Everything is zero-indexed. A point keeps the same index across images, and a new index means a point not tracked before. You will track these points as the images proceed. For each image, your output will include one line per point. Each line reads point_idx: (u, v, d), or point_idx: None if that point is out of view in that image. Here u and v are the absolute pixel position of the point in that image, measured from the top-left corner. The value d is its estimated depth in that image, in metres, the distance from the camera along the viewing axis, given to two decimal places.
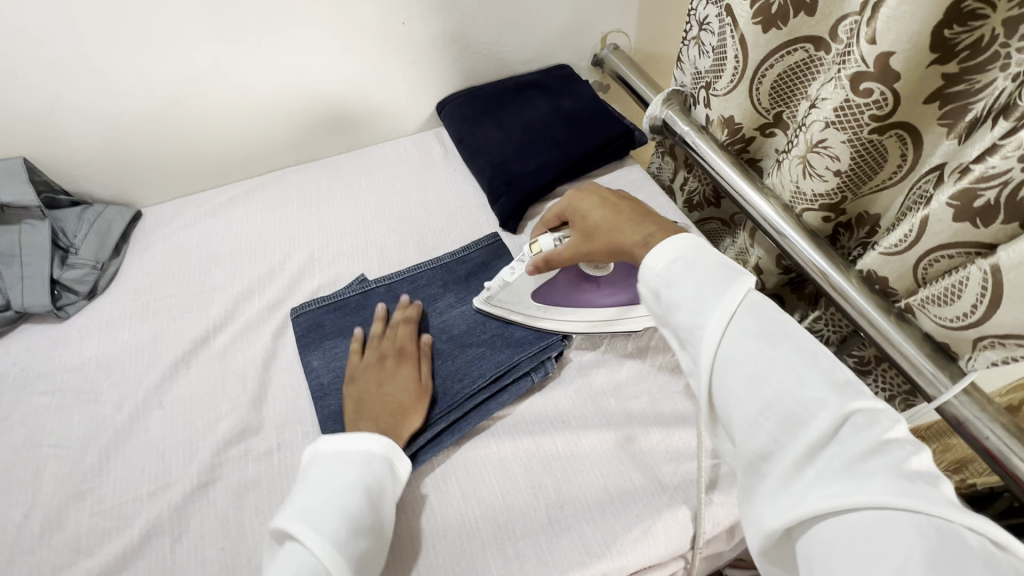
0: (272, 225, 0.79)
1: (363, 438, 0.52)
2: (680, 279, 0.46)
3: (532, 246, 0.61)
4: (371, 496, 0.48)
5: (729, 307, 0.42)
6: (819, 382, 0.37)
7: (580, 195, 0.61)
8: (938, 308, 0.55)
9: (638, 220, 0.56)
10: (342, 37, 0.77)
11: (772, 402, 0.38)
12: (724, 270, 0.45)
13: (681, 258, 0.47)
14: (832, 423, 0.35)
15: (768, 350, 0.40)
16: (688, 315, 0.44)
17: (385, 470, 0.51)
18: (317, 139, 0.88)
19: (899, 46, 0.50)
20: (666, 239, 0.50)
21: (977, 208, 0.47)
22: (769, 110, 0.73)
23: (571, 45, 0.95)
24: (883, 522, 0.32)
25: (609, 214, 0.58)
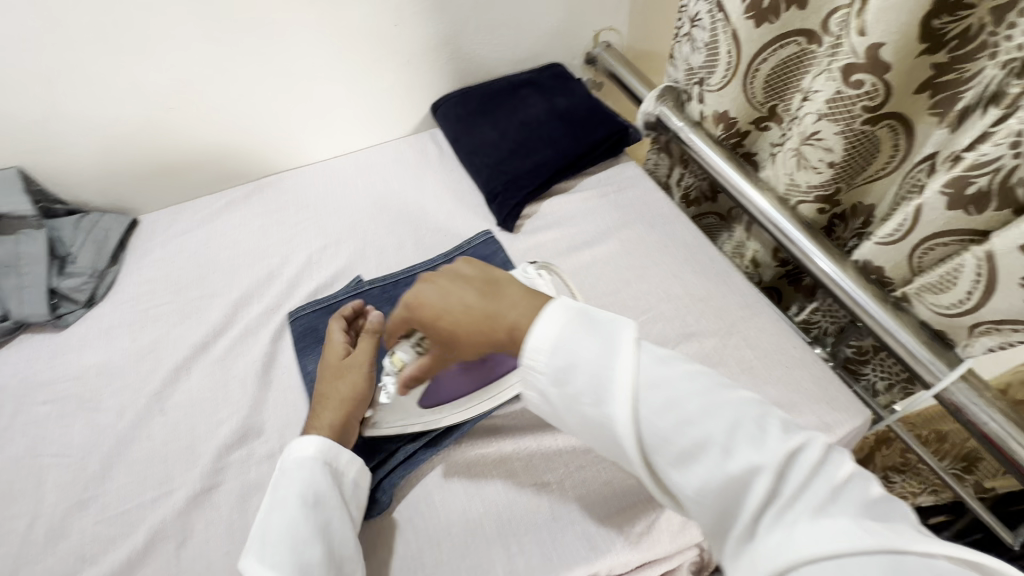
0: (270, 229, 0.79)
1: (295, 447, 0.51)
2: (572, 373, 0.40)
3: (393, 359, 0.52)
4: (311, 503, 0.47)
5: (629, 383, 0.38)
6: (741, 443, 0.35)
7: (417, 285, 0.49)
8: (934, 296, 0.55)
9: (495, 309, 0.44)
10: (335, 39, 0.78)
11: (708, 481, 0.35)
12: (603, 334, 0.40)
13: (560, 344, 0.40)
14: (768, 487, 0.34)
15: (687, 428, 0.37)
16: (593, 407, 0.39)
17: (321, 471, 0.49)
18: (312, 143, 0.89)
19: (888, 37, 0.50)
20: (537, 324, 0.41)
21: (969, 197, 0.48)
22: (763, 104, 0.74)
23: (564, 43, 0.95)
24: (829, 569, 0.31)
25: (455, 307, 0.46)
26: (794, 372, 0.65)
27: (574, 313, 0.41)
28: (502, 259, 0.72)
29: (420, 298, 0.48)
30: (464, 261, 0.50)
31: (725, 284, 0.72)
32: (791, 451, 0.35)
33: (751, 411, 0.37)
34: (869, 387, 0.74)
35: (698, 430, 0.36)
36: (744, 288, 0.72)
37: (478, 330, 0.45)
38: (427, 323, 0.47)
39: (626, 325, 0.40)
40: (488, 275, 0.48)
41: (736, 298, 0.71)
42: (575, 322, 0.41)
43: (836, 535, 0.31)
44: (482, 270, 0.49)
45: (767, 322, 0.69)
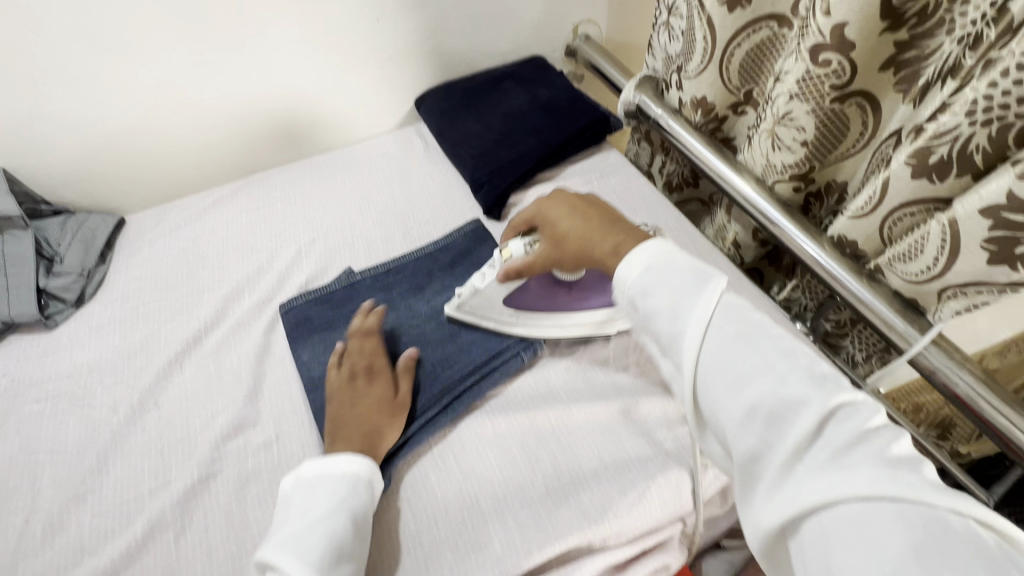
0: (258, 225, 0.79)
1: (345, 461, 0.52)
2: (654, 287, 0.45)
3: (502, 251, 0.60)
4: (356, 521, 0.49)
5: (708, 311, 0.42)
6: (801, 380, 0.38)
7: (546, 202, 0.59)
8: (904, 264, 0.57)
9: (608, 229, 0.53)
10: (317, 37, 0.78)
11: (758, 403, 0.38)
12: (696, 271, 0.45)
13: (652, 269, 0.46)
14: (815, 421, 0.36)
15: (751, 353, 0.41)
16: (668, 324, 0.44)
17: (366, 493, 0.51)
18: (298, 140, 0.89)
19: (851, 16, 0.52)
20: (637, 248, 0.49)
21: (932, 165, 0.49)
22: (739, 88, 0.77)
23: (544, 36, 0.97)
24: (875, 510, 0.32)
25: (576, 220, 0.55)
26: None
27: (675, 251, 0.48)
28: (490, 245, 0.73)
29: (550, 208, 0.58)
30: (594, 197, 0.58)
31: (707, 264, 0.74)
32: (841, 402, 0.37)
33: (805, 363, 0.40)
34: (848, 359, 0.77)
35: (756, 361, 0.40)
36: (726, 267, 0.75)
37: (586, 241, 0.53)
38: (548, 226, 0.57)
39: (718, 279, 0.44)
40: (611, 211, 0.56)
41: (718, 278, 0.73)
42: (678, 256, 0.47)
43: (892, 481, 0.32)
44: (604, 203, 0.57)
45: (749, 299, 0.71)
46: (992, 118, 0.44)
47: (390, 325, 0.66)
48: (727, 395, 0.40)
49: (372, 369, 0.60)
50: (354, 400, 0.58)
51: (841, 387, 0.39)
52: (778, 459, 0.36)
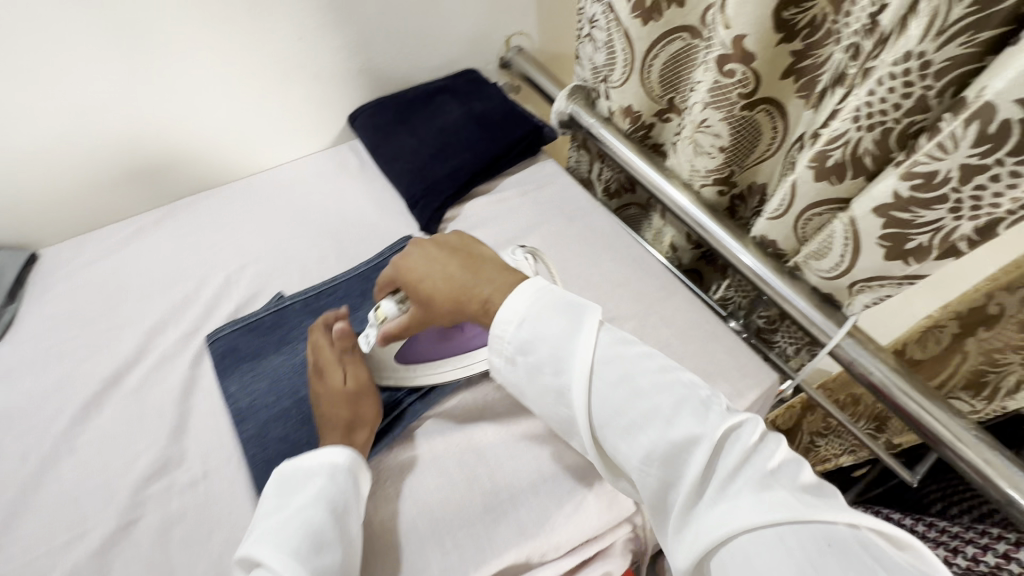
0: (184, 252, 0.76)
1: (325, 453, 0.51)
2: (535, 345, 0.47)
3: (376, 313, 0.56)
4: (336, 511, 0.47)
5: (587, 364, 0.45)
6: (687, 418, 0.41)
7: (401, 255, 0.56)
8: (818, 262, 0.60)
9: (472, 280, 0.52)
10: (237, 55, 0.76)
11: (654, 448, 0.41)
12: (569, 317, 0.47)
13: (524, 321, 0.47)
14: (704, 458, 0.39)
15: (638, 400, 0.43)
16: (554, 376, 0.46)
17: (348, 482, 0.50)
18: (226, 162, 0.86)
19: (749, 29, 0.54)
20: (507, 297, 0.49)
21: (830, 167, 0.52)
22: (662, 97, 0.79)
23: (476, 50, 0.97)
24: (761, 537, 0.35)
25: (435, 274, 0.53)
26: (709, 346, 0.68)
27: (545, 293, 0.49)
28: None
29: (410, 262, 0.55)
30: (449, 238, 0.58)
31: (642, 269, 0.76)
32: (727, 430, 0.40)
33: (695, 391, 0.43)
34: (782, 352, 0.80)
35: (644, 403, 0.42)
36: (660, 271, 0.76)
37: (458, 296, 0.52)
38: (413, 284, 0.54)
39: (591, 314, 0.46)
40: (472, 251, 0.55)
41: (653, 282, 0.75)
42: (546, 300, 0.48)
43: (770, 507, 0.36)
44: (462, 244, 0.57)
45: (683, 301, 0.73)
46: (874, 124, 0.46)
47: None
48: (628, 443, 0.43)
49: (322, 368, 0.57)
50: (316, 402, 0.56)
51: (723, 411, 0.41)
52: (679, 499, 0.39)
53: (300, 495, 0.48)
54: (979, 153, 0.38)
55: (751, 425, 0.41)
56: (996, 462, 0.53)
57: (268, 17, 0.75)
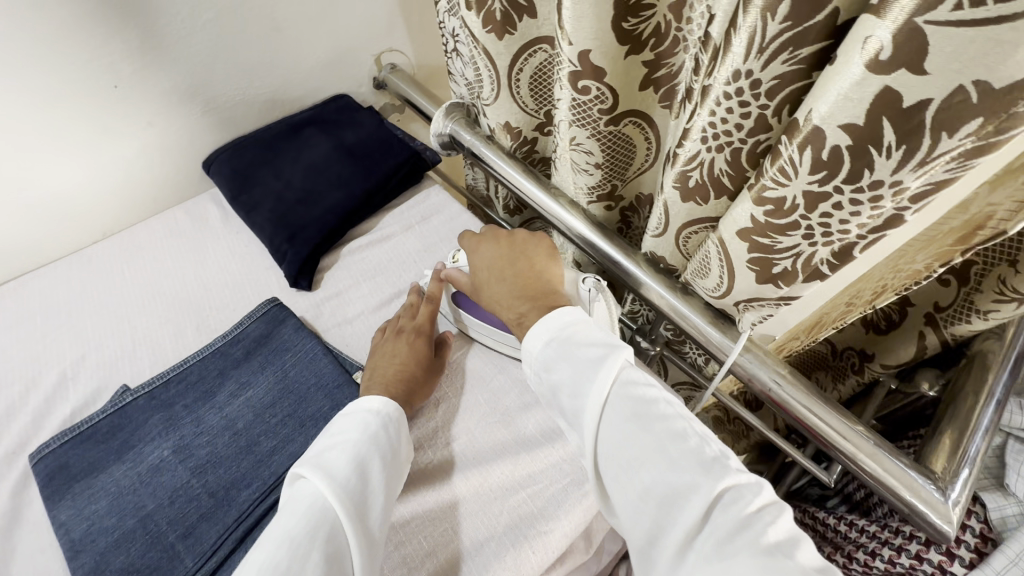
0: (10, 349, 0.66)
1: (378, 400, 0.53)
2: (558, 364, 0.48)
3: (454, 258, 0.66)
4: (383, 457, 0.49)
5: (603, 392, 0.45)
6: (690, 465, 0.40)
7: (475, 247, 0.62)
8: (702, 280, 0.56)
9: (513, 296, 0.56)
10: (40, 114, 0.65)
11: (651, 486, 0.41)
12: (601, 350, 0.47)
13: (551, 343, 0.50)
14: (700, 510, 0.38)
15: (646, 437, 0.42)
16: (570, 398, 0.47)
17: (396, 436, 0.52)
18: (59, 232, 0.75)
19: (592, 44, 0.49)
20: (542, 319, 0.52)
21: (693, 188, 0.48)
22: (538, 110, 0.74)
23: (342, 73, 0.89)
24: None
25: (492, 278, 0.59)
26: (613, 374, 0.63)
27: (577, 322, 0.51)
28: (290, 325, 0.64)
29: (482, 252, 0.61)
30: (530, 240, 0.61)
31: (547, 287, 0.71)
32: (729, 486, 0.39)
33: (707, 443, 0.42)
34: (694, 363, 0.77)
35: (650, 440, 0.42)
36: None
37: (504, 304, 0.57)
38: (478, 265, 0.61)
39: (622, 350, 0.47)
40: (538, 270, 0.58)
41: None
42: (576, 328, 0.50)
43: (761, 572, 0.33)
44: (532, 251, 0.59)
45: None
46: (722, 144, 0.42)
47: (172, 449, 0.55)
48: (629, 476, 0.42)
49: (422, 331, 0.63)
50: (393, 353, 0.60)
51: (733, 468, 0.40)
52: (671, 542, 0.38)
53: (352, 432, 0.50)
54: (818, 180, 0.34)
55: (757, 487, 0.39)
56: (884, 459, 0.52)
57: (69, 67, 0.64)
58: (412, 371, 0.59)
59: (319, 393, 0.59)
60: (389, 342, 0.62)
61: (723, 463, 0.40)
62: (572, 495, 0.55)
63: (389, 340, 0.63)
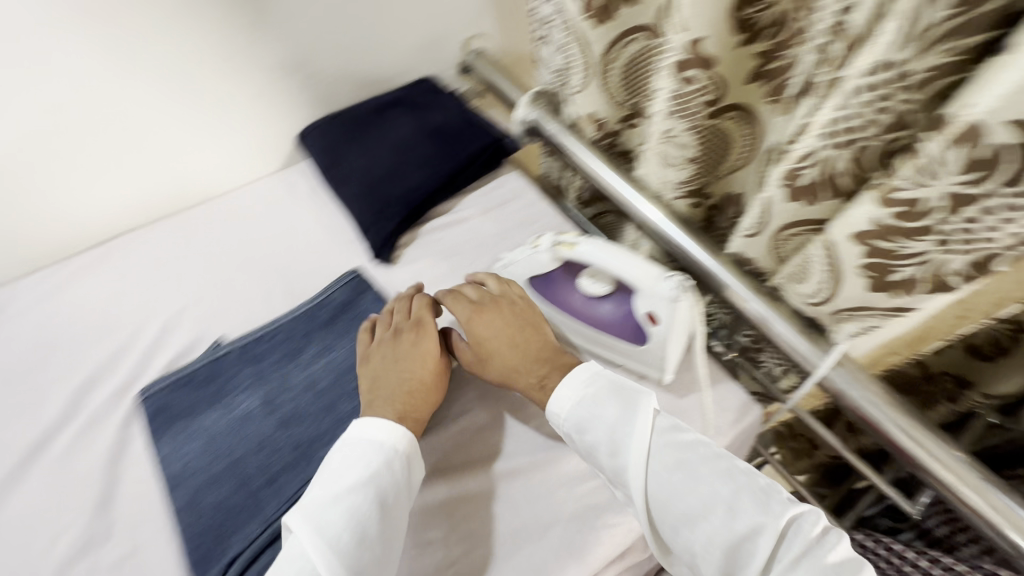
0: (120, 297, 0.71)
1: (381, 429, 0.50)
2: (592, 426, 0.49)
3: (534, 242, 0.63)
4: (382, 503, 0.46)
5: (644, 445, 0.47)
6: (748, 508, 0.42)
7: (475, 314, 0.58)
8: (799, 284, 0.55)
9: (532, 360, 0.56)
10: (168, 80, 0.71)
11: (714, 536, 0.42)
12: (630, 403, 0.49)
13: (585, 399, 0.50)
14: (770, 545, 0.41)
15: (697, 485, 0.44)
16: (610, 458, 0.48)
17: (399, 471, 0.48)
18: (167, 192, 0.81)
19: (705, 31, 0.48)
20: (567, 376, 0.53)
21: (802, 188, 0.45)
22: (625, 101, 0.70)
23: (431, 57, 0.91)
24: None
25: (505, 345, 0.56)
26: (687, 373, 0.61)
27: (602, 378, 0.52)
28: (371, 296, 0.67)
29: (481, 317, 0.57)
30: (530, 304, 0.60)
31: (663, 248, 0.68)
32: (789, 519, 0.42)
33: (754, 478, 0.45)
34: (769, 373, 0.73)
35: (703, 488, 0.44)
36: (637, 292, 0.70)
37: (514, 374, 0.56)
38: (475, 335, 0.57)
39: (647, 397, 0.49)
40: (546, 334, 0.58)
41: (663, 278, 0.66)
42: (603, 385, 0.51)
43: None
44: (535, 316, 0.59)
45: None
46: (848, 141, 0.40)
47: (261, 403, 0.58)
48: (687, 528, 0.44)
49: (422, 325, 0.58)
50: (399, 359, 0.56)
51: (784, 499, 0.43)
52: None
53: (352, 471, 0.48)
54: (968, 180, 0.33)
55: (808, 515, 0.43)
56: (1000, 504, 0.48)
57: (197, 38, 0.69)
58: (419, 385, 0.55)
59: None
60: (388, 347, 0.57)
61: (776, 495, 0.44)
62: None
63: (386, 343, 0.57)
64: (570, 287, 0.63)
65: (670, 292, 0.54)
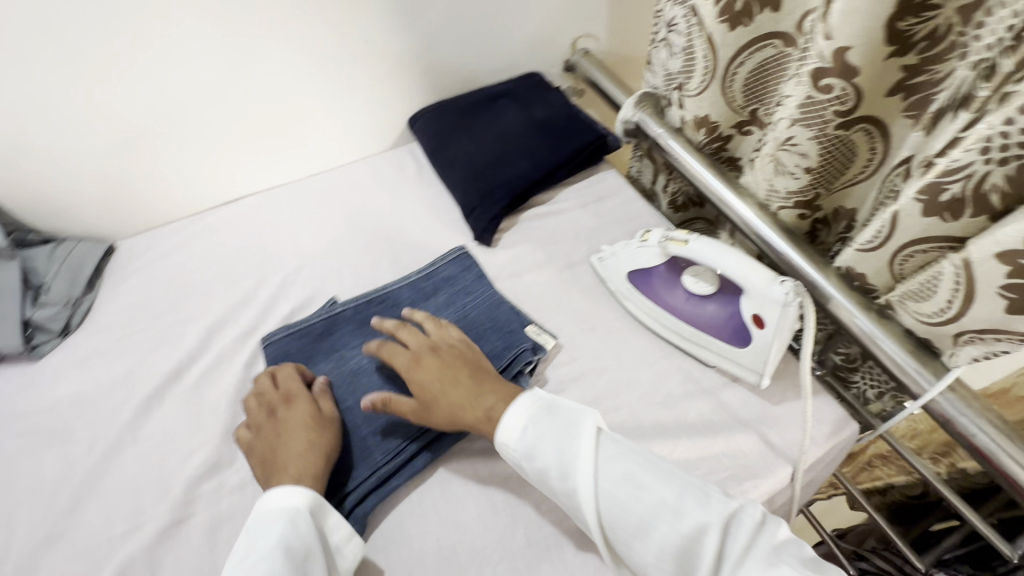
0: (245, 251, 0.78)
1: (281, 495, 0.49)
2: (538, 449, 0.48)
3: (643, 236, 0.66)
4: (296, 562, 0.44)
5: (590, 463, 0.46)
6: (690, 510, 0.43)
7: (414, 361, 0.57)
8: (916, 304, 0.53)
9: (474, 392, 0.54)
10: (309, 57, 0.77)
11: (665, 542, 0.42)
12: (573, 422, 0.49)
13: (530, 427, 0.50)
14: (717, 542, 0.41)
15: (641, 494, 0.44)
16: (560, 481, 0.47)
17: (308, 527, 0.47)
18: (288, 162, 0.87)
19: (853, 41, 0.48)
20: (511, 405, 0.52)
21: (943, 203, 0.46)
22: (744, 108, 0.72)
23: (540, 55, 0.95)
24: None
25: (448, 387, 0.55)
26: (783, 383, 0.62)
27: (540, 403, 0.51)
28: (475, 274, 0.70)
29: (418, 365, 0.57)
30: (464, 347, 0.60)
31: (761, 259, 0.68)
32: (730, 514, 0.43)
33: (694, 481, 0.45)
34: (859, 395, 0.71)
35: (649, 495, 0.44)
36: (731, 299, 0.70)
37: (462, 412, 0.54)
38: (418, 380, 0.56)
39: (589, 418, 0.49)
40: (483, 368, 0.57)
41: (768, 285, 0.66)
42: (542, 409, 0.50)
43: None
44: (469, 355, 0.59)
45: None
46: (1008, 157, 0.41)
47: (370, 359, 0.62)
48: (638, 537, 0.43)
49: (292, 396, 0.58)
50: (284, 430, 0.55)
51: (724, 498, 0.44)
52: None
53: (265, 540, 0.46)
54: None
55: (747, 509, 0.43)
56: None
57: (341, 19, 0.75)
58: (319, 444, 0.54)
59: (495, 334, 0.64)
60: (283, 416, 0.56)
61: (717, 495, 0.44)
62: (730, 490, 0.54)
63: (278, 416, 0.57)
64: (672, 285, 0.65)
65: (780, 296, 0.54)
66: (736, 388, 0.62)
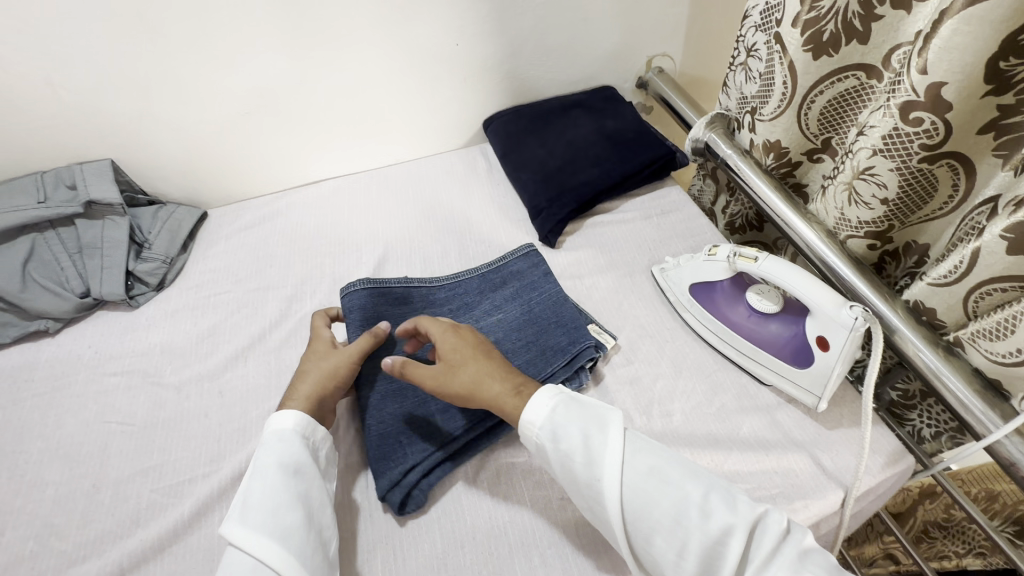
0: (324, 229, 0.83)
1: (272, 421, 0.54)
2: (566, 434, 0.49)
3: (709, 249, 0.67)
4: (290, 476, 0.50)
5: (617, 456, 0.47)
6: (720, 511, 0.44)
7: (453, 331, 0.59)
8: (988, 343, 0.54)
9: (502, 373, 0.57)
10: (400, 56, 0.82)
11: (694, 544, 0.43)
12: (601, 416, 0.51)
13: (558, 408, 0.51)
14: (742, 546, 0.42)
15: (671, 491, 0.46)
16: (585, 468, 0.48)
17: (298, 445, 0.52)
18: (368, 151, 0.93)
19: (952, 76, 0.50)
20: (538, 391, 0.54)
21: None
22: (817, 135, 0.72)
23: (615, 70, 0.98)
24: None
25: (478, 361, 0.57)
26: (842, 411, 0.62)
27: (563, 393, 0.53)
28: (542, 272, 0.73)
29: (455, 334, 0.59)
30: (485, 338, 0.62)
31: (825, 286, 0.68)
32: (756, 522, 0.44)
33: (724, 486, 0.47)
34: (914, 433, 0.70)
35: (676, 492, 0.45)
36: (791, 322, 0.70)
37: (484, 388, 0.55)
38: (450, 347, 0.58)
39: (613, 413, 0.51)
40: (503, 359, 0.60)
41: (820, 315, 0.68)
42: (568, 400, 0.52)
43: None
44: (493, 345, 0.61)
45: None
46: None
47: None
48: (666, 538, 0.45)
49: (320, 335, 0.63)
50: (309, 360, 0.61)
51: (755, 504, 0.45)
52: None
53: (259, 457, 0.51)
54: None
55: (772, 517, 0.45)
56: None
57: (435, 24, 0.80)
58: (332, 375, 0.59)
59: (558, 330, 0.66)
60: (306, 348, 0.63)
61: (744, 499, 0.46)
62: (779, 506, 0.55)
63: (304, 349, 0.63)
64: (734, 300, 0.67)
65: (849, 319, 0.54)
66: (791, 408, 0.62)
